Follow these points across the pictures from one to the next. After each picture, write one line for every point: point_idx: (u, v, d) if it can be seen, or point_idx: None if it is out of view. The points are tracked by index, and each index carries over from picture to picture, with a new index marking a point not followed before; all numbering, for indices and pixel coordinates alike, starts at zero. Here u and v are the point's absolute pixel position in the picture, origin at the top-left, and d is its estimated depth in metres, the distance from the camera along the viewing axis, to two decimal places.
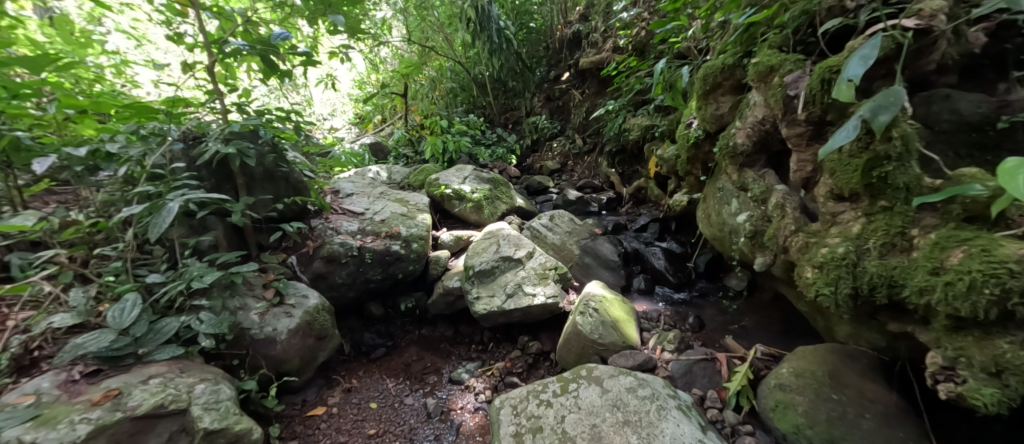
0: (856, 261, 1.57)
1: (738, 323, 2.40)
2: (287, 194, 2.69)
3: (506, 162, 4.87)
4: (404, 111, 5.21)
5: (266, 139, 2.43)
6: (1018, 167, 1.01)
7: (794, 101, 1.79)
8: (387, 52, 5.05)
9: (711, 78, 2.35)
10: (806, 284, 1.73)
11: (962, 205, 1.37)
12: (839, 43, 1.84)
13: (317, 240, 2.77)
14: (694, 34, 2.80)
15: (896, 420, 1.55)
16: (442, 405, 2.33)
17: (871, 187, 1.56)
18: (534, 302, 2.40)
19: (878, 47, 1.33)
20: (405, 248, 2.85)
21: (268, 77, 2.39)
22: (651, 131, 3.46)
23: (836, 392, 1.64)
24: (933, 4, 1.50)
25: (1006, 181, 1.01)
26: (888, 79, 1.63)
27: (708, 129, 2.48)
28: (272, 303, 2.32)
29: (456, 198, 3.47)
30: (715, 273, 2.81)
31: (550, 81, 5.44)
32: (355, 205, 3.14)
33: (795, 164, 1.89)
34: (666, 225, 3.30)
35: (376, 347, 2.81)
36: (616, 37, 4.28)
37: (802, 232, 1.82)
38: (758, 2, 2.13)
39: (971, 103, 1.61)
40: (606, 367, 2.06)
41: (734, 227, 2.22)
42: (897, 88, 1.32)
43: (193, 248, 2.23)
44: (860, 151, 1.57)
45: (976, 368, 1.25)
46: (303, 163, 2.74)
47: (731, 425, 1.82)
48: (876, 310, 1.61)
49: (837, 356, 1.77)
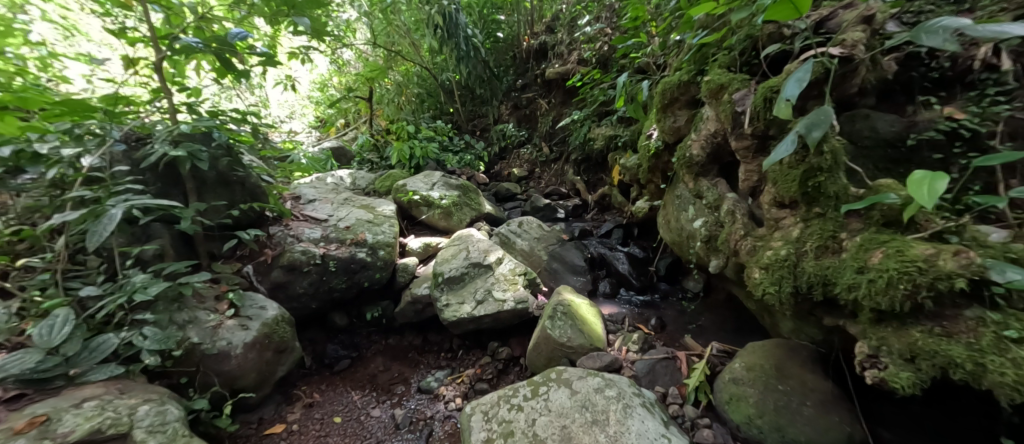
0: (796, 262, 1.75)
1: (695, 322, 2.55)
2: (243, 200, 2.53)
3: (474, 169, 4.84)
4: (369, 116, 5.08)
5: (221, 142, 2.28)
6: (925, 177, 1.24)
7: (741, 116, 1.98)
8: (350, 55, 4.91)
9: (668, 93, 2.51)
10: (754, 284, 1.90)
11: (881, 212, 1.58)
12: (777, 65, 2.04)
13: (276, 248, 2.63)
14: (652, 50, 2.92)
15: (833, 406, 1.73)
16: (411, 416, 2.28)
17: (807, 195, 1.77)
18: (504, 308, 2.40)
19: (810, 71, 1.51)
20: (371, 256, 2.76)
21: (224, 78, 2.26)
22: (614, 140, 3.60)
23: (782, 383, 1.81)
24: (854, 35, 1.77)
25: (914, 191, 1.23)
26: (819, 99, 1.88)
27: (666, 140, 2.62)
28: (226, 316, 2.17)
29: (424, 205, 3.45)
30: (674, 276, 2.93)
31: (517, 90, 5.52)
32: (317, 212, 3.01)
33: (743, 174, 2.07)
34: (629, 230, 3.42)
35: (339, 360, 2.69)
36: (579, 50, 4.43)
37: (750, 237, 1.99)
38: (709, 24, 2.32)
39: (887, 123, 1.87)
40: (574, 369, 2.13)
41: (691, 232, 2.38)
42: (826, 108, 1.52)
43: (134, 258, 2.05)
44: (797, 163, 1.79)
45: (896, 354, 1.43)
46: (260, 167, 2.57)
47: (690, 419, 1.95)
48: (813, 306, 1.80)
49: (782, 350, 1.93)
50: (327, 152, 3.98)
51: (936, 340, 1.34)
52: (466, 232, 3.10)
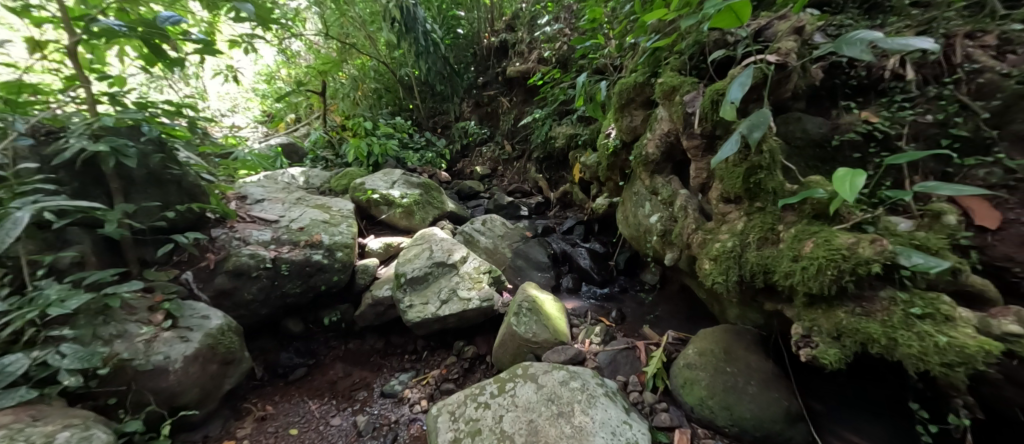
0: (741, 253, 1.90)
1: (653, 313, 2.67)
2: (179, 200, 2.31)
3: (436, 167, 4.75)
4: (322, 111, 4.84)
5: (151, 137, 2.07)
6: (847, 175, 1.39)
7: (691, 117, 2.11)
8: (300, 46, 4.62)
9: (625, 93, 2.61)
10: (705, 275, 2.04)
11: (812, 205, 1.74)
12: (722, 70, 2.19)
13: (220, 252, 2.44)
14: (609, 52, 3.02)
15: (774, 383, 1.88)
16: (374, 421, 2.20)
17: (749, 191, 1.92)
18: (469, 307, 2.38)
19: (752, 76, 1.63)
20: (328, 258, 2.63)
21: (154, 67, 2.05)
22: (574, 139, 3.68)
23: (729, 365, 1.94)
24: (787, 45, 1.92)
25: (838, 186, 1.38)
26: (759, 102, 2.04)
27: (624, 139, 2.72)
28: (161, 328, 1.98)
29: (384, 203, 3.34)
30: (633, 269, 3.06)
31: (479, 87, 5.48)
32: (266, 212, 2.81)
33: (694, 171, 2.20)
34: (590, 227, 3.52)
35: (294, 368, 2.59)
36: (539, 49, 4.47)
37: (700, 230, 2.12)
38: (661, 28, 2.42)
39: (816, 125, 2.07)
40: (540, 364, 2.16)
41: (647, 227, 2.50)
42: (764, 110, 1.65)
43: (47, 267, 1.82)
44: (741, 161, 1.93)
45: (824, 333, 1.59)
46: (199, 165, 2.39)
47: (649, 404, 2.05)
48: (755, 293, 1.95)
49: (729, 334, 2.07)
50: (276, 149, 3.73)
51: (858, 319, 1.51)
52: (429, 230, 3.03)
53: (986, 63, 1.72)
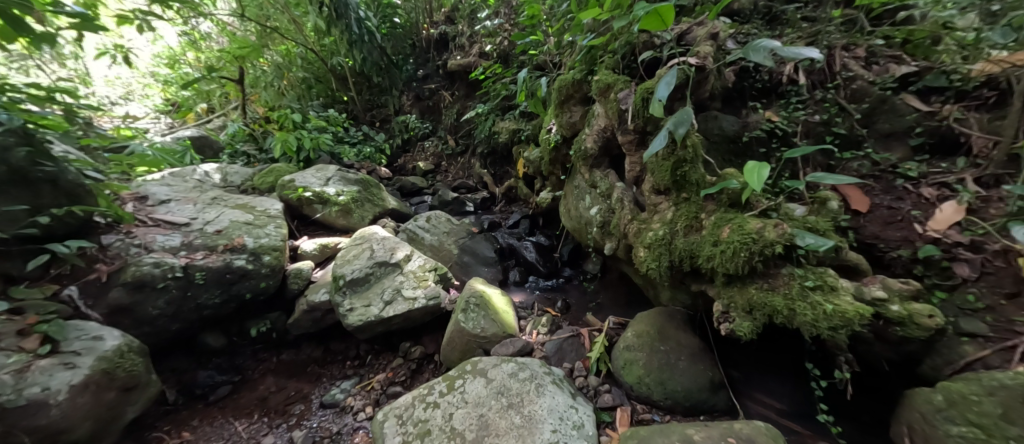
0: (670, 240, 2.04)
1: (595, 300, 2.81)
2: (54, 202, 1.96)
3: (376, 162, 4.50)
4: (240, 101, 4.38)
5: (12, 126, 1.70)
6: (757, 166, 1.55)
7: (625, 114, 2.23)
8: (209, 26, 4.04)
9: (564, 89, 2.68)
10: (641, 262, 2.17)
11: (728, 195, 1.92)
12: (651, 70, 2.33)
13: (115, 261, 2.11)
14: (549, 49, 3.08)
15: (700, 357, 2.06)
16: (313, 435, 2.07)
17: (677, 183, 2.07)
18: (415, 306, 2.30)
19: (676, 77, 1.77)
20: (253, 263, 2.37)
21: (14, 42, 1.68)
22: (517, 134, 3.70)
23: (663, 344, 2.09)
24: (704, 49, 2.08)
25: (750, 177, 1.55)
26: (683, 101, 2.20)
27: (564, 134, 2.79)
28: (37, 355, 1.66)
29: (318, 202, 3.10)
30: (576, 260, 3.17)
31: (419, 80, 5.30)
32: (175, 215, 2.48)
33: (629, 165, 2.33)
34: (535, 221, 3.59)
35: (216, 387, 2.35)
36: (480, 43, 4.39)
37: (636, 220, 2.26)
38: (596, 28, 2.52)
39: (731, 123, 2.28)
40: (488, 358, 2.16)
41: (588, 219, 2.61)
42: (687, 109, 1.79)
43: None
44: (669, 155, 2.08)
45: (739, 309, 1.76)
46: (82, 160, 2.02)
47: (593, 387, 2.15)
48: (683, 276, 2.11)
49: (662, 316, 2.22)
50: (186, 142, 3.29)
51: (767, 294, 1.70)
52: (370, 229, 2.89)
53: (858, 72, 2.07)
